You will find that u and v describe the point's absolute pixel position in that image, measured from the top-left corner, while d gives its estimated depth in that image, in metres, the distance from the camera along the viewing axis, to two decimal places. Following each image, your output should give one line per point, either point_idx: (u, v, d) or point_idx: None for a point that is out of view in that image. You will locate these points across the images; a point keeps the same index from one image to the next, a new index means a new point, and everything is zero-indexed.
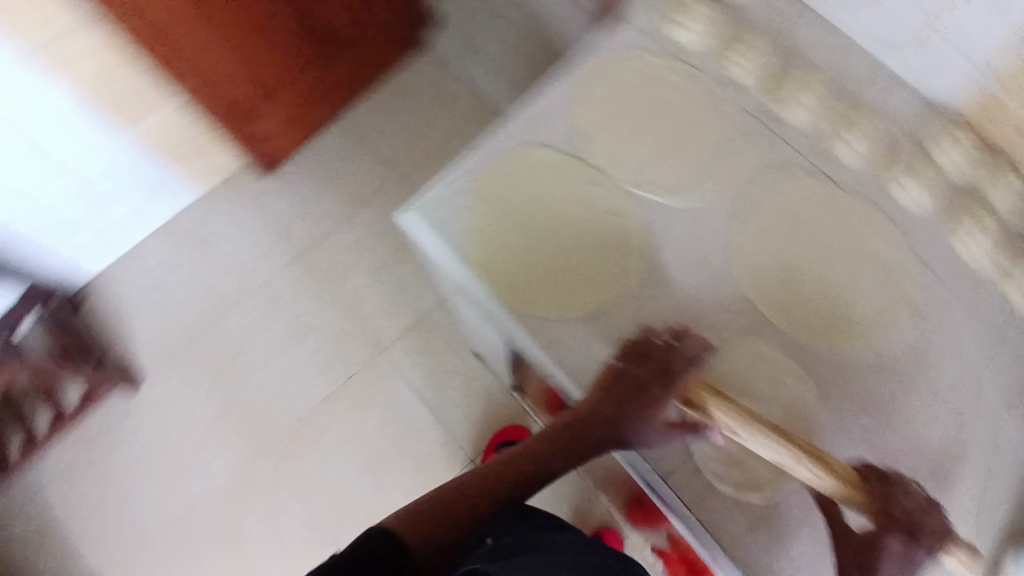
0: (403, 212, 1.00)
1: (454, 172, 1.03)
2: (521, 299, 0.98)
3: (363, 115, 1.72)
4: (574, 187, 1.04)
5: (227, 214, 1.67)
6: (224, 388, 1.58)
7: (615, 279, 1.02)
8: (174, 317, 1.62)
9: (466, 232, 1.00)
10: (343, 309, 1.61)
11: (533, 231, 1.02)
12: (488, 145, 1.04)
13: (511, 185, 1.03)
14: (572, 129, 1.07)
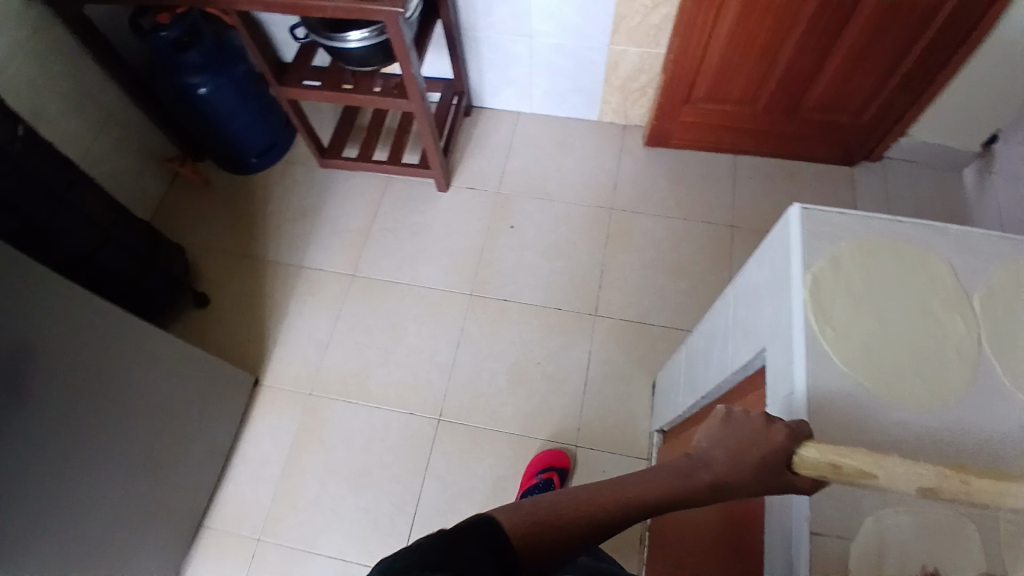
0: (801, 208, 0.71)
1: (832, 217, 0.72)
2: (853, 355, 0.64)
3: (639, 129, 1.73)
4: (992, 314, 0.67)
5: (485, 149, 1.73)
6: (374, 287, 1.57)
7: (894, 361, 0.64)
8: (371, 207, 1.68)
9: (814, 269, 0.68)
10: (546, 273, 1.55)
11: (867, 327, 0.66)
12: (898, 226, 0.72)
13: (885, 298, 0.68)
14: (974, 252, 0.70)
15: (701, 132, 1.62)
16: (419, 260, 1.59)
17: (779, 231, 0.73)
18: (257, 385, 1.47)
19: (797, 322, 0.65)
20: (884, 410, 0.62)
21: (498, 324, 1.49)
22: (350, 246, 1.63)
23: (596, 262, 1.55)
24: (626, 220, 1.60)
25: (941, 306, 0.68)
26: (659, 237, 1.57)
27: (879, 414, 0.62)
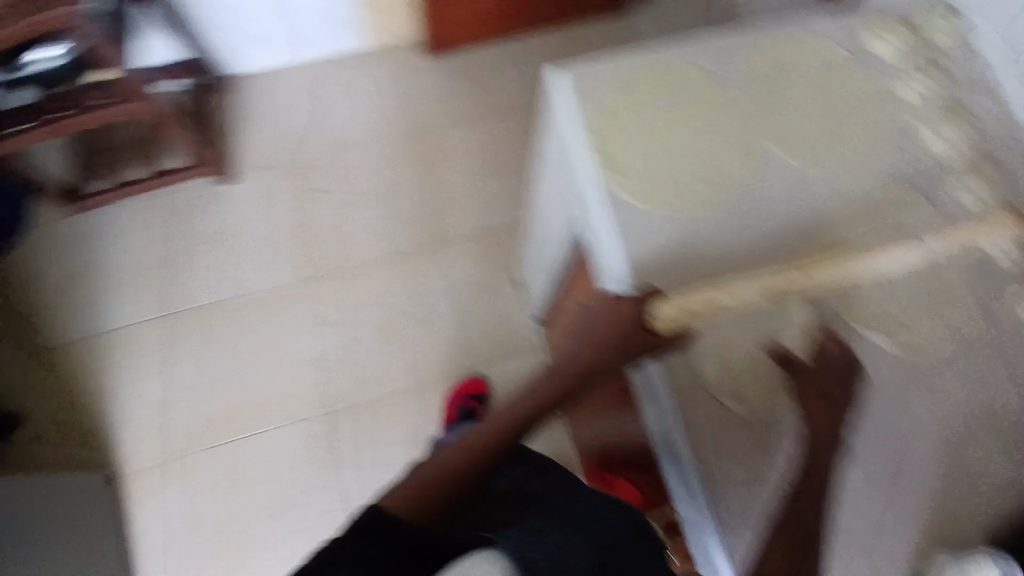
0: (555, 69, 0.75)
1: (587, 65, 0.75)
2: (641, 181, 0.68)
3: (409, 43, 1.62)
4: (741, 101, 0.73)
5: (258, 122, 1.54)
6: (204, 315, 1.40)
7: (683, 177, 0.69)
8: (160, 233, 1.47)
9: (585, 119, 0.71)
10: (377, 226, 1.45)
11: (651, 154, 0.70)
12: (645, 53, 0.76)
13: (659, 123, 0.72)
14: (710, 54, 0.76)
15: (468, 24, 1.55)
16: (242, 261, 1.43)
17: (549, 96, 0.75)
18: (120, 476, 1.28)
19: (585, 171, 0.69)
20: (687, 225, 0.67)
21: (350, 296, 1.40)
22: (159, 281, 1.43)
23: (422, 194, 1.48)
24: (434, 141, 1.52)
25: (706, 112, 0.73)
26: (472, 145, 1.52)
27: (680, 224, 0.67)
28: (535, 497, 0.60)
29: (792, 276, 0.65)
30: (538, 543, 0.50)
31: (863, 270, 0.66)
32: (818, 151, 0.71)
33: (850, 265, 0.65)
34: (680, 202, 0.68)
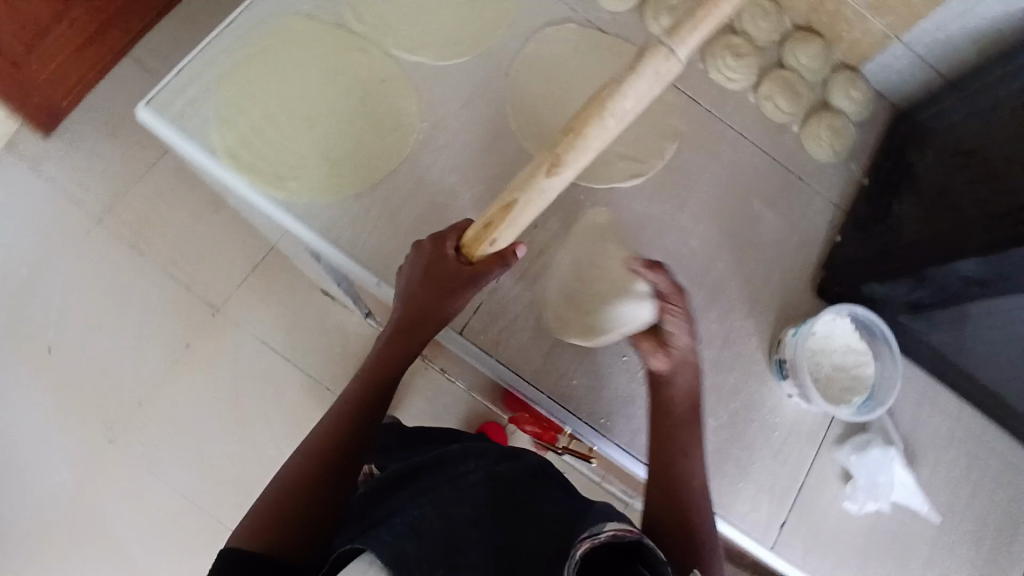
0: (142, 107, 0.56)
1: (167, 89, 0.57)
2: (327, 176, 0.57)
3: None
4: (364, 25, 0.61)
5: None
6: None
7: (365, 134, 0.59)
8: None
9: (211, 145, 0.56)
10: None
11: (314, 133, 0.58)
12: (225, 30, 0.59)
13: (291, 93, 0.59)
14: None
15: None
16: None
17: (161, 142, 0.57)
18: None
19: (263, 205, 0.56)
20: (401, 190, 0.58)
21: None
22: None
23: None
24: None
25: (328, 47, 0.60)
26: None
27: (395, 194, 0.58)
28: (415, 483, 0.56)
29: (565, 143, 0.42)
30: (416, 522, 0.46)
31: (652, 91, 0.41)
32: (469, 22, 0.63)
33: (623, 94, 0.40)
34: (379, 163, 0.58)
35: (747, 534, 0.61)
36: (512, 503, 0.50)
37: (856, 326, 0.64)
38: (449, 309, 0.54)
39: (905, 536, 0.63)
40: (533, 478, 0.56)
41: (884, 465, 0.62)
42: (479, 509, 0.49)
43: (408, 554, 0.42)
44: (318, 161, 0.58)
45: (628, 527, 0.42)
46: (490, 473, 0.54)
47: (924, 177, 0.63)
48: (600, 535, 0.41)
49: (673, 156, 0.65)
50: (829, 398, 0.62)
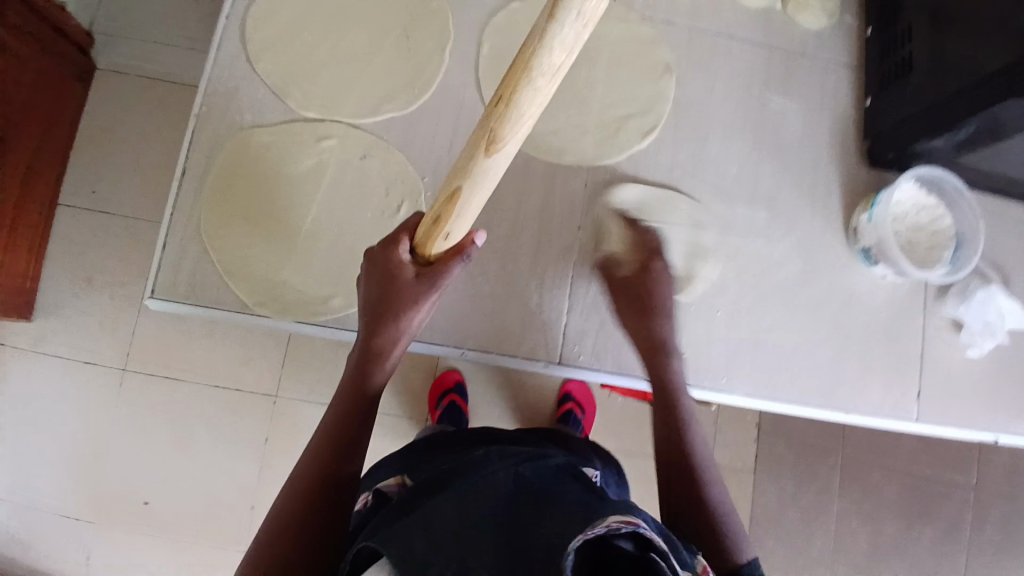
0: (151, 297, 0.77)
1: (172, 224, 0.80)
2: (325, 309, 0.79)
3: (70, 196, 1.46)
4: (283, 140, 0.81)
5: (27, 377, 1.45)
6: (165, 532, 1.46)
7: (415, 154, 0.83)
8: (55, 506, 1.44)
9: (226, 282, 0.78)
10: (225, 386, 1.50)
11: (348, 123, 0.83)
12: (188, 172, 0.81)
13: (321, 102, 0.83)
14: (342, 77, 0.83)
15: (88, 145, 1.46)
16: (160, 470, 1.47)
17: (174, 315, 0.79)
18: None
19: (293, 323, 0.78)
20: None
21: (266, 425, 1.50)
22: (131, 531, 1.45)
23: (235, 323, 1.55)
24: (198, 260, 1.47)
25: (323, 50, 0.83)
26: None
27: None
28: (446, 487, 0.66)
29: (497, 119, 0.40)
30: (434, 525, 0.59)
31: (582, 33, 0.35)
32: (494, 56, 0.86)
33: (548, 46, 0.35)
34: (419, 167, 0.83)
35: (893, 408, 0.85)
36: (532, 500, 0.60)
37: (921, 183, 0.84)
38: (406, 309, 0.69)
39: (913, 355, 0.87)
40: (558, 479, 0.65)
41: (986, 305, 0.85)
42: (502, 512, 0.59)
43: (412, 553, 0.57)
44: (335, 156, 0.82)
45: (629, 517, 0.52)
46: (516, 474, 0.64)
47: (907, 117, 0.82)
48: (616, 522, 0.52)
49: (693, 159, 0.88)
50: (914, 265, 0.83)
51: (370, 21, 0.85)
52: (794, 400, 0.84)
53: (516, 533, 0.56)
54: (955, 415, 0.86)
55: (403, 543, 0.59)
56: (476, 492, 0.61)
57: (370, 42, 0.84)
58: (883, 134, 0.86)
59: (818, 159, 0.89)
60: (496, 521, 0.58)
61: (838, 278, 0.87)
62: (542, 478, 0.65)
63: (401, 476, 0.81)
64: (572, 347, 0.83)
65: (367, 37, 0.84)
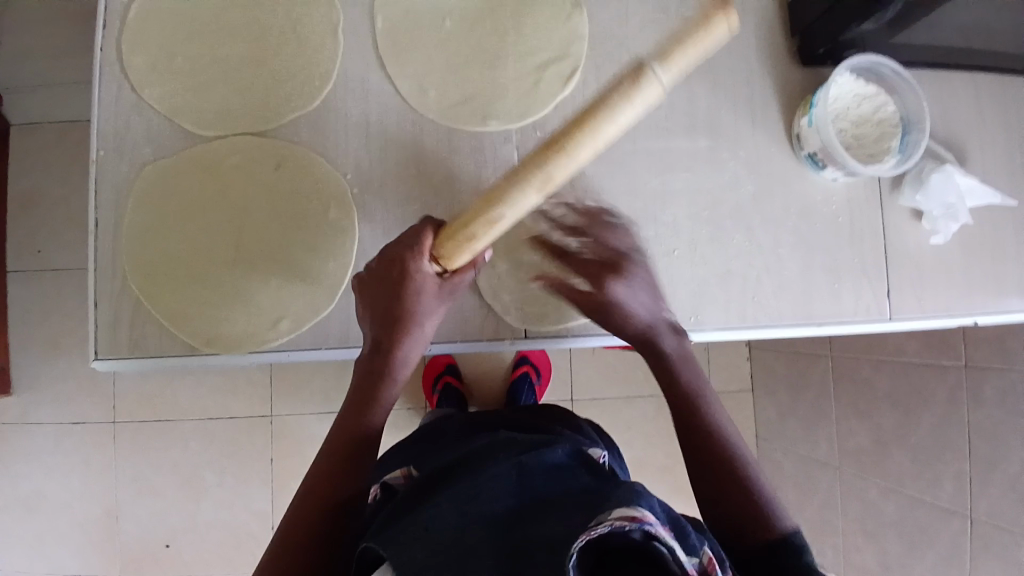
0: (95, 360, 0.74)
1: (98, 282, 0.76)
2: (275, 335, 0.76)
3: (16, 264, 1.41)
4: (193, 170, 0.77)
5: (18, 452, 1.43)
6: (194, 570, 1.46)
7: (331, 152, 0.79)
8: (78, 571, 1.44)
9: (168, 328, 0.75)
10: (219, 418, 1.49)
11: (252, 135, 0.78)
12: (101, 223, 0.77)
13: (219, 119, 0.78)
14: (237, 88, 0.78)
15: (19, 208, 1.41)
16: (174, 514, 1.46)
17: (122, 373, 0.75)
18: None
19: (249, 354, 0.76)
20: (387, 223, 0.78)
21: (269, 447, 1.49)
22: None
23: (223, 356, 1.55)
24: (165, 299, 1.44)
25: (209, 65, 0.78)
26: None
27: (344, 269, 0.77)
28: (446, 486, 0.65)
29: (580, 131, 0.45)
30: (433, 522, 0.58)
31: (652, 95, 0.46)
32: (392, 30, 0.81)
33: (637, 96, 0.45)
34: (339, 165, 0.79)
35: (868, 311, 0.84)
36: (540, 499, 0.59)
37: (858, 75, 0.81)
38: (416, 315, 0.68)
39: (875, 252, 0.85)
40: (558, 467, 0.64)
41: (947, 186, 0.81)
42: (504, 510, 0.59)
43: (415, 558, 0.57)
44: (249, 173, 0.78)
45: (635, 513, 0.50)
46: (517, 464, 0.63)
47: (831, 6, 0.78)
48: (621, 520, 0.49)
49: None
50: (863, 162, 0.80)
51: (254, 19, 0.79)
52: (766, 324, 0.82)
53: (521, 532, 0.56)
54: (928, 304, 0.85)
55: (403, 547, 0.58)
56: (477, 495, 0.60)
57: (259, 42, 0.79)
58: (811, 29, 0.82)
59: (750, 69, 0.85)
60: (499, 520, 0.58)
61: (790, 188, 0.85)
62: (544, 466, 0.63)
63: (408, 466, 0.77)
64: (535, 319, 0.81)
65: (256, 38, 0.79)
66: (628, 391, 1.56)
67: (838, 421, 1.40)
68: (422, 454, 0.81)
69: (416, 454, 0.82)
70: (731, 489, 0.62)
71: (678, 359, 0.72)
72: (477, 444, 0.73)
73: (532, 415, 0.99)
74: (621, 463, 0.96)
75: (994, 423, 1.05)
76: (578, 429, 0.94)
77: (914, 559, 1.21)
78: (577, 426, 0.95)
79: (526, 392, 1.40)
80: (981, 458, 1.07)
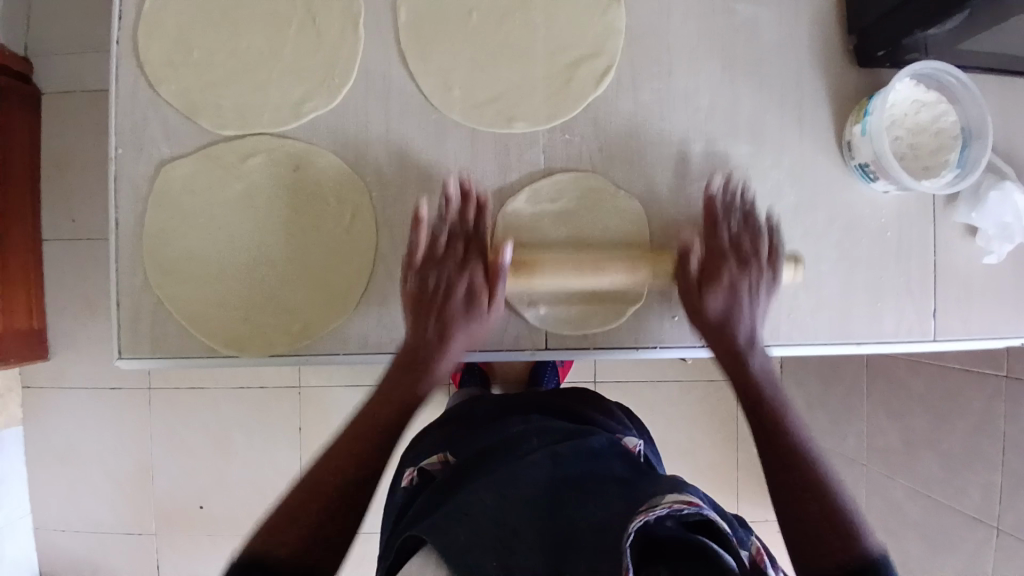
0: (120, 358, 0.76)
1: (120, 283, 0.76)
2: (293, 340, 0.75)
3: (51, 232, 1.43)
4: (214, 173, 0.76)
5: (60, 410, 1.49)
6: (224, 529, 1.52)
7: (350, 154, 0.76)
8: (119, 521, 1.52)
9: (188, 329, 0.75)
10: (249, 386, 1.51)
11: (270, 134, 0.76)
12: (121, 223, 0.76)
13: (237, 117, 0.76)
14: (255, 84, 0.76)
15: (51, 175, 1.41)
16: (205, 476, 1.51)
17: (145, 371, 0.77)
18: None
19: (268, 359, 0.75)
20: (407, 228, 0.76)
21: (296, 416, 1.51)
22: (193, 536, 1.52)
23: None
24: None
25: (228, 59, 0.76)
26: None
27: (361, 275, 0.76)
28: (481, 471, 0.63)
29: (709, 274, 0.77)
30: (474, 507, 0.57)
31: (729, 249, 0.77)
32: (416, 22, 0.76)
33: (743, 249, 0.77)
34: (358, 166, 0.76)
35: (911, 331, 0.79)
36: (582, 486, 0.58)
37: (918, 81, 0.74)
38: (460, 328, 0.71)
39: (924, 269, 0.79)
40: (597, 455, 0.63)
41: (1006, 203, 0.76)
42: (543, 494, 0.58)
43: (458, 544, 0.55)
44: (265, 173, 0.76)
45: (688, 498, 0.53)
46: (551, 454, 0.62)
47: (896, 5, 0.71)
48: (676, 502, 0.53)
49: (658, 94, 0.78)
50: (916, 176, 0.74)
51: (275, 9, 0.76)
52: (801, 343, 0.78)
53: (561, 522, 0.55)
54: (975, 325, 0.80)
55: (445, 530, 0.56)
56: (513, 480, 0.59)
57: (279, 34, 0.76)
58: (870, 28, 0.75)
59: (800, 68, 0.79)
60: (540, 505, 0.57)
61: (836, 198, 0.79)
62: (581, 454, 0.62)
63: (445, 453, 0.75)
64: (558, 332, 0.77)
65: (275, 31, 0.76)
66: (655, 375, 1.50)
67: (867, 418, 1.36)
68: (454, 436, 0.78)
69: (450, 437, 0.80)
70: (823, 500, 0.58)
71: (765, 375, 0.70)
72: (509, 431, 0.71)
73: (563, 395, 0.94)
74: (653, 447, 0.94)
75: None
76: (610, 415, 0.90)
77: (936, 563, 1.19)
78: (608, 410, 0.91)
79: (549, 373, 1.36)
80: (1012, 473, 1.04)
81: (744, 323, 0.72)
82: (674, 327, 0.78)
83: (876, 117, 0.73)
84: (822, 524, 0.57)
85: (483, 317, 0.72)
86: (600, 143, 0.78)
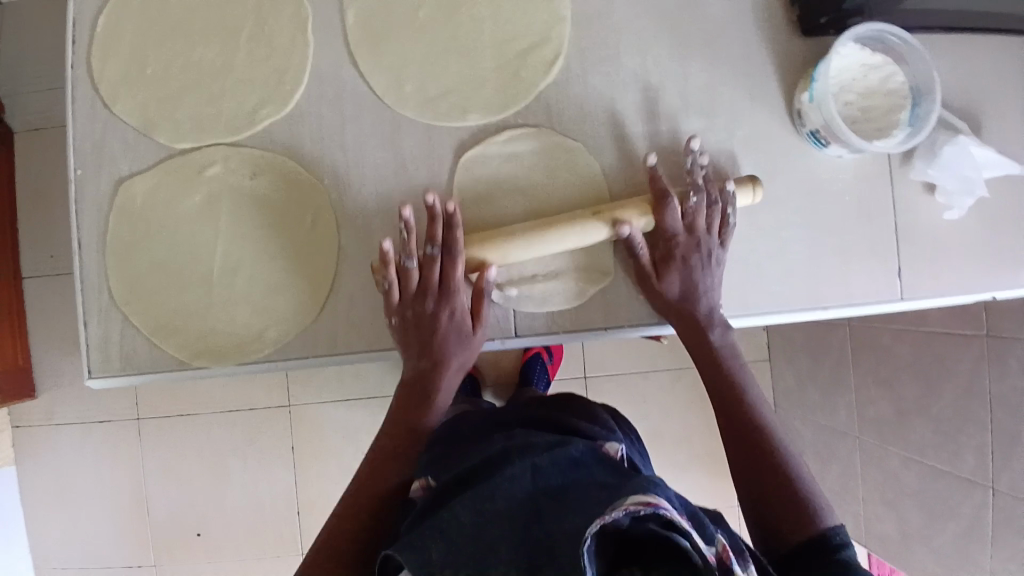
0: (91, 378, 0.75)
1: (87, 303, 0.76)
2: (263, 346, 0.75)
3: (32, 270, 1.43)
4: (174, 187, 0.76)
5: (51, 448, 1.48)
6: (223, 555, 1.50)
7: (307, 155, 0.77)
8: (116, 555, 1.50)
9: (157, 343, 0.75)
10: (240, 410, 1.50)
11: (227, 144, 0.77)
12: (85, 241, 0.76)
13: (193, 129, 0.76)
14: (209, 96, 0.76)
15: (29, 212, 1.41)
16: (201, 502, 1.49)
17: (119, 388, 0.76)
18: None
19: (239, 366, 0.75)
20: (366, 224, 0.76)
21: (288, 435, 1.50)
22: (193, 565, 1.50)
23: None
24: None
25: (180, 73, 0.76)
26: None
27: (326, 275, 0.76)
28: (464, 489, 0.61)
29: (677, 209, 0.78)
30: (450, 524, 0.56)
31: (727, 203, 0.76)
32: (364, 23, 0.77)
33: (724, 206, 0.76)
34: (316, 169, 0.76)
35: (878, 292, 0.80)
36: (561, 500, 0.56)
37: (863, 44, 0.75)
38: (440, 342, 0.72)
39: (886, 228, 0.80)
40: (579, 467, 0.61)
41: (963, 157, 0.76)
42: (521, 510, 0.56)
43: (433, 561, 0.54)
44: (226, 181, 0.76)
45: (648, 498, 0.51)
46: (532, 465, 0.60)
47: None
48: (636, 504, 0.51)
49: (609, 75, 0.79)
50: (869, 137, 0.75)
51: (224, 21, 0.77)
52: (770, 312, 0.79)
53: (537, 534, 0.54)
54: (942, 280, 0.80)
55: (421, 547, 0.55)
56: (491, 494, 0.57)
57: (230, 44, 0.77)
58: None
59: (748, 40, 0.80)
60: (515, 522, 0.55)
61: (793, 165, 0.80)
62: (563, 467, 0.60)
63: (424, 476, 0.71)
64: (528, 318, 0.78)
65: (226, 42, 0.77)
66: (645, 366, 1.50)
67: (858, 390, 1.36)
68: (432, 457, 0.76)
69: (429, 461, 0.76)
70: (780, 503, 0.63)
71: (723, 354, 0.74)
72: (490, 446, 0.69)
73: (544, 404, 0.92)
74: (638, 450, 0.92)
75: (1016, 395, 1.01)
76: (595, 420, 0.86)
77: (934, 530, 1.18)
78: (593, 414, 0.89)
79: (539, 373, 1.35)
80: (1002, 432, 1.03)
81: (703, 297, 0.75)
82: (641, 304, 0.78)
83: (821, 82, 0.73)
84: (778, 515, 0.63)
85: (471, 343, 0.73)
86: (556, 128, 0.78)
